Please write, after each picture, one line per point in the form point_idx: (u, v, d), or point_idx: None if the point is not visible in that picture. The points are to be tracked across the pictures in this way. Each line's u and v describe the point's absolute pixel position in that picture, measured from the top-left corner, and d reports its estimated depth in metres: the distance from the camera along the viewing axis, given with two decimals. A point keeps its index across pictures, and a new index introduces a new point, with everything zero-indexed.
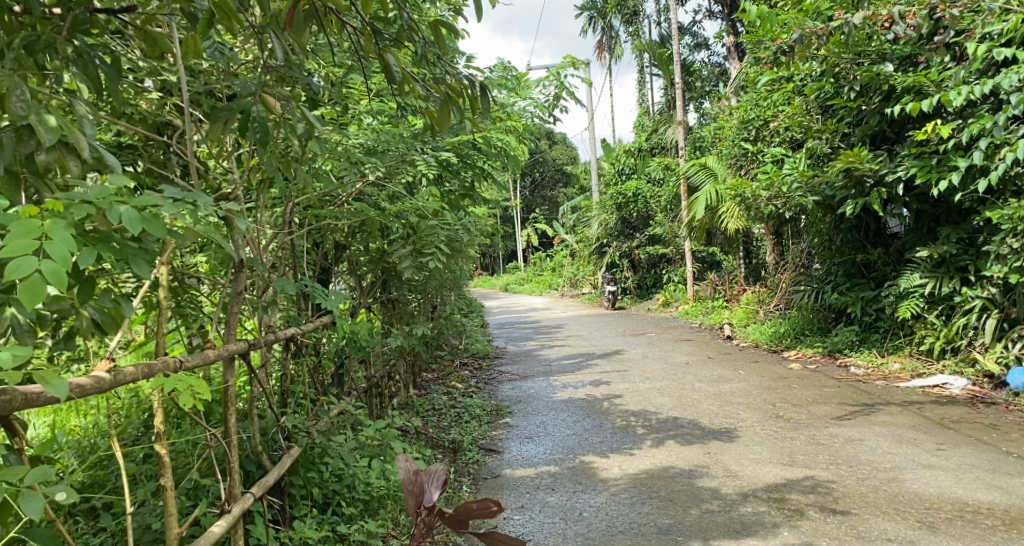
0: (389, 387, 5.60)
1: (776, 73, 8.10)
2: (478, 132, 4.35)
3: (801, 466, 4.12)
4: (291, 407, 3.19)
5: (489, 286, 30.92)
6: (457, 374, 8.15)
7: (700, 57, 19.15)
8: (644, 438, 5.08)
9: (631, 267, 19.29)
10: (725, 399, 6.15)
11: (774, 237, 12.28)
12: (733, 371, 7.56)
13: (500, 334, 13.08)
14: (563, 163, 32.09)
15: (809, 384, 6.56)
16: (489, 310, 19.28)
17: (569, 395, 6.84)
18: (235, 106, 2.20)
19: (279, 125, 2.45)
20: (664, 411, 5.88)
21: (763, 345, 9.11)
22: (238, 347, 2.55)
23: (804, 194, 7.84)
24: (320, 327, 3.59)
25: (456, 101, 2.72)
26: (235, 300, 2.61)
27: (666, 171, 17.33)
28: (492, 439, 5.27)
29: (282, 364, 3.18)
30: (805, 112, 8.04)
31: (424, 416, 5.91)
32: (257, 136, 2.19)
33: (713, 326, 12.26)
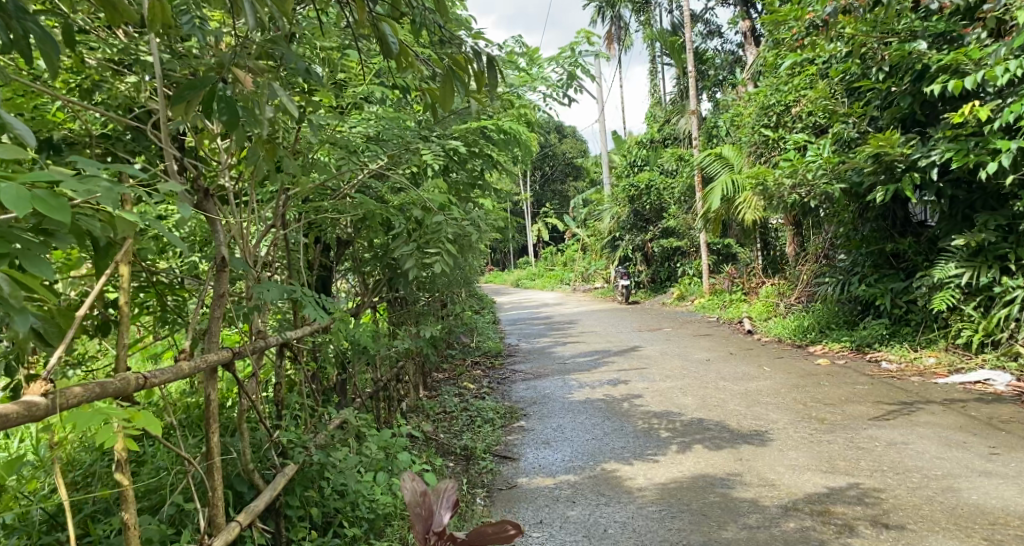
0: (397, 391, 5.31)
1: (799, 55, 7.74)
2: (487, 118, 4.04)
3: (843, 473, 3.80)
4: (287, 420, 2.90)
5: (500, 282, 30.59)
6: (469, 374, 7.87)
7: (713, 46, 18.73)
8: (669, 443, 4.77)
9: (644, 260, 18.93)
10: (751, 399, 5.83)
11: (793, 227, 11.92)
12: (758, 368, 7.23)
13: (513, 330, 12.78)
14: (574, 157, 31.71)
15: (840, 381, 6.22)
16: (500, 306, 18.97)
17: (586, 395, 6.54)
18: (202, 81, 1.91)
19: (256, 102, 2.16)
20: (688, 412, 5.57)
21: (786, 340, 8.77)
22: (221, 357, 2.26)
23: (829, 181, 7.49)
24: (319, 331, 3.30)
25: (461, 76, 2.40)
26: (217, 305, 2.33)
27: (680, 162, 16.96)
28: (508, 445, 4.98)
29: (276, 372, 2.90)
30: (831, 96, 7.69)
31: (435, 421, 5.62)
32: (225, 116, 1.93)
33: (731, 319, 11.90)
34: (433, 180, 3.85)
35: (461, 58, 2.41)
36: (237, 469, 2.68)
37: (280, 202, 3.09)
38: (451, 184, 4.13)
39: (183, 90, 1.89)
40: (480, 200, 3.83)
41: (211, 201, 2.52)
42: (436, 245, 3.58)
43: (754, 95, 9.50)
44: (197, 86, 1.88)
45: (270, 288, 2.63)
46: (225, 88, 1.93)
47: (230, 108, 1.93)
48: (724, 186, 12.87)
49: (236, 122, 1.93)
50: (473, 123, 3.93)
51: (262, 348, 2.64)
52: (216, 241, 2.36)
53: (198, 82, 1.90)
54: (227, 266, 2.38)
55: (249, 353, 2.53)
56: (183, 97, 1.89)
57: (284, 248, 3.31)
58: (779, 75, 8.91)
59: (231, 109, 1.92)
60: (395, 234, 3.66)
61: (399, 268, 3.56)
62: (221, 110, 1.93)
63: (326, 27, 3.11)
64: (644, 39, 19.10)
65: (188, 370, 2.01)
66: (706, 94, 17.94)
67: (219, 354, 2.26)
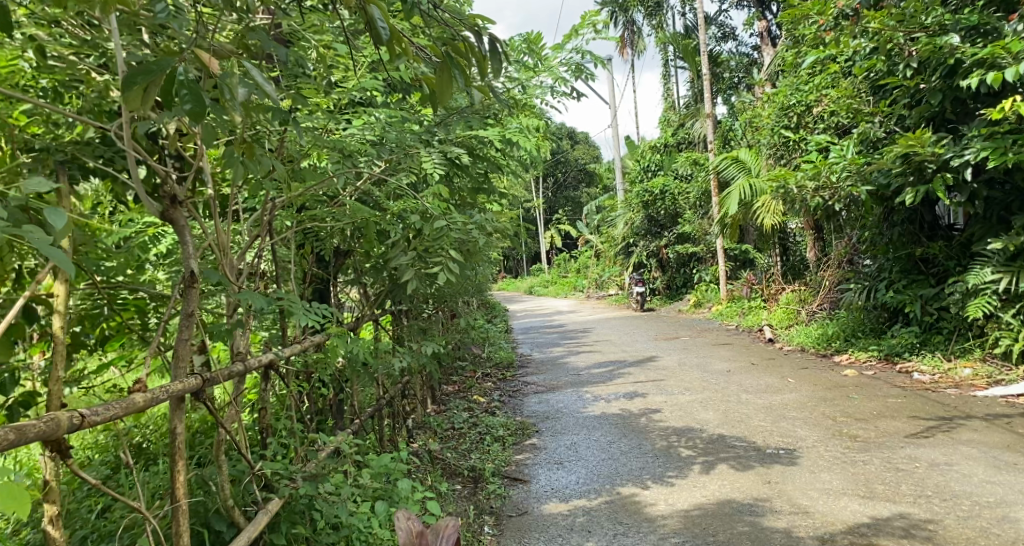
0: (401, 407, 5.05)
1: (822, 52, 7.43)
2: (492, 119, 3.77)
3: (883, 500, 3.49)
4: (271, 448, 2.66)
5: (512, 290, 30.28)
6: (479, 386, 7.57)
7: (727, 48, 18.44)
8: (691, 463, 4.46)
9: (659, 267, 18.57)
10: (777, 413, 5.51)
11: (814, 232, 11.58)
12: (781, 379, 6.90)
13: (525, 340, 12.49)
14: (586, 163, 31.42)
15: (870, 393, 5.88)
16: (513, 314, 18.67)
17: (602, 409, 6.25)
18: (159, 66, 1.61)
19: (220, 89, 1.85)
20: (710, 428, 5.25)
21: (809, 350, 8.43)
22: (190, 385, 2.01)
23: (855, 183, 7.16)
24: (310, 349, 3.05)
25: (460, 64, 2.13)
26: (185, 327, 2.07)
27: (695, 166, 16.66)
28: (518, 465, 4.69)
29: (259, 395, 2.64)
30: (856, 94, 7.37)
31: (441, 440, 5.34)
32: (187, 107, 1.64)
33: (751, 327, 11.55)
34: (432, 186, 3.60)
35: (461, 43, 2.14)
36: (215, 505, 2.44)
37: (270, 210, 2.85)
38: (453, 190, 3.87)
39: (134, 76, 1.58)
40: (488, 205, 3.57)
41: (180, 211, 2.21)
42: (432, 255, 3.33)
43: (772, 95, 9.19)
44: (153, 71, 1.59)
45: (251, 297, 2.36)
46: (185, 74, 1.65)
47: (194, 97, 1.65)
48: (741, 190, 12.54)
49: (201, 112, 1.65)
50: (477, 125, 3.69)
51: (241, 371, 2.37)
52: (184, 251, 2.10)
53: (155, 66, 1.60)
54: (197, 280, 2.12)
55: (228, 375, 2.27)
56: (134, 84, 1.58)
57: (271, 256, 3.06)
58: (800, 74, 8.59)
59: (194, 95, 1.65)
60: (389, 243, 3.43)
61: (393, 284, 3.30)
62: (183, 98, 1.64)
63: (317, 18, 2.88)
64: (657, 43, 18.83)
65: (143, 404, 1.74)
66: (721, 97, 17.59)
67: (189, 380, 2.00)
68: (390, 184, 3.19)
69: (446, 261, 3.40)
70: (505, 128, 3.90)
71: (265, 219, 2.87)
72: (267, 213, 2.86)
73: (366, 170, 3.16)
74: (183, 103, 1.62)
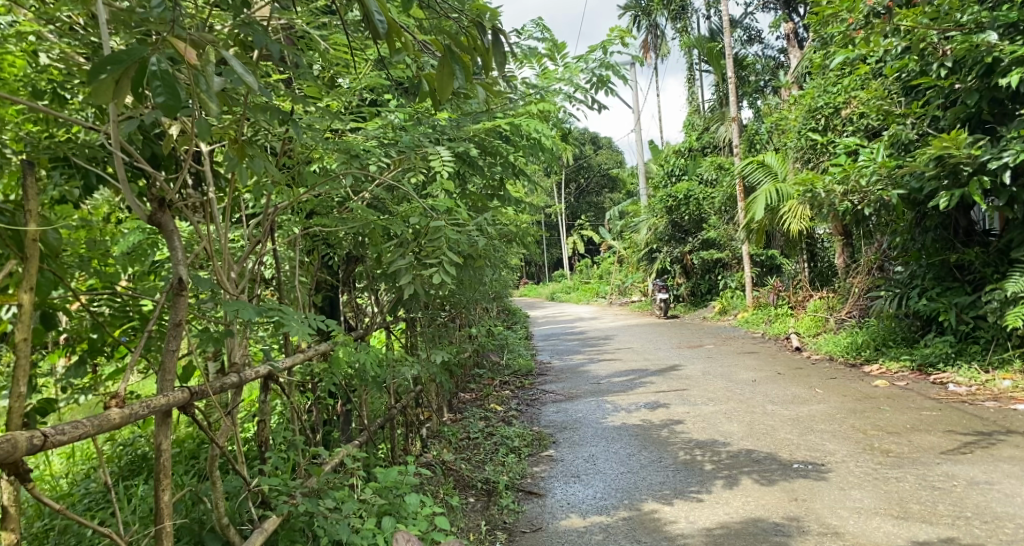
0: (414, 416, 4.92)
1: (851, 52, 7.22)
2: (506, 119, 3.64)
3: (918, 520, 3.29)
4: (269, 464, 2.55)
5: (535, 296, 30.10)
6: (497, 395, 7.43)
7: (753, 51, 18.17)
8: (714, 477, 4.27)
9: (683, 273, 18.30)
10: (804, 425, 5.29)
11: (843, 238, 11.30)
12: (809, 390, 6.67)
13: (546, 347, 12.31)
14: (609, 168, 31.20)
15: (903, 405, 5.63)
16: (534, 321, 18.49)
17: (622, 419, 6.09)
18: (128, 56, 1.55)
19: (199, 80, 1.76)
20: (734, 441, 5.06)
21: (838, 359, 8.18)
22: (177, 399, 1.92)
23: (885, 188, 6.93)
24: (313, 359, 2.95)
25: (462, 59, 2.00)
26: (172, 337, 1.97)
27: (720, 171, 16.41)
28: (534, 478, 4.55)
29: (259, 407, 2.54)
30: (887, 96, 7.11)
31: (456, 450, 5.21)
32: (160, 98, 1.56)
33: (777, 335, 11.28)
34: (440, 188, 3.46)
35: (466, 38, 2.03)
36: (211, 523, 2.36)
37: (270, 213, 2.76)
38: (464, 193, 3.72)
39: (102, 66, 1.53)
40: (494, 209, 3.41)
41: (169, 214, 2.12)
42: (433, 260, 3.17)
43: (800, 97, 8.95)
44: (120, 61, 1.54)
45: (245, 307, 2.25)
46: (158, 65, 1.56)
47: (168, 89, 1.57)
48: (767, 195, 12.27)
49: (174, 107, 1.56)
50: (488, 125, 3.54)
51: (238, 384, 2.27)
52: (172, 257, 2.00)
53: (124, 56, 1.55)
54: (187, 287, 2.02)
55: (221, 388, 2.16)
56: (101, 74, 1.52)
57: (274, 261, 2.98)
58: (828, 75, 8.35)
59: (169, 87, 1.56)
60: (391, 247, 3.30)
61: (393, 290, 3.16)
62: (156, 90, 1.56)
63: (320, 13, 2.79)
64: (681, 47, 18.63)
65: (116, 421, 1.69)
66: (747, 101, 17.30)
67: (175, 394, 1.91)
68: (393, 185, 3.08)
69: (446, 266, 3.23)
70: (519, 129, 3.75)
71: (266, 222, 2.78)
72: (268, 216, 2.76)
73: (369, 170, 3.05)
74: (156, 96, 1.55)
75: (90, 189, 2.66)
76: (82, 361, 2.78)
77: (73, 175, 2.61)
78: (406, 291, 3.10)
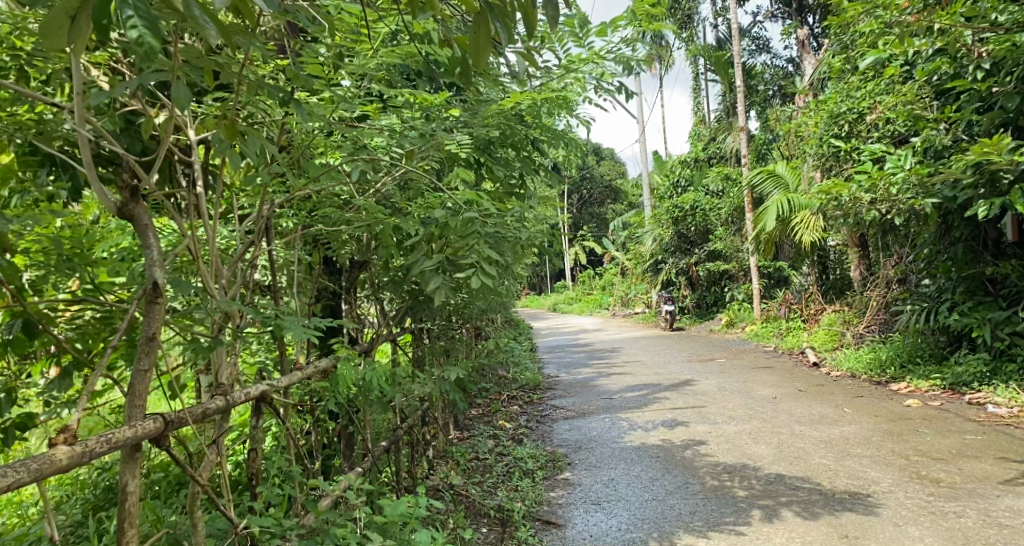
0: (421, 435, 4.56)
1: (881, 53, 6.90)
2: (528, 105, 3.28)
3: None
4: (259, 500, 2.19)
5: (536, 306, 29.70)
6: (504, 410, 7.06)
7: (762, 61, 17.89)
8: (749, 507, 3.91)
9: (689, 285, 17.93)
10: (839, 449, 4.92)
11: (859, 249, 10.99)
12: (837, 409, 6.31)
13: (551, 359, 11.95)
14: (612, 179, 30.90)
15: (942, 427, 5.27)
16: (537, 332, 18.11)
17: (640, 439, 5.73)
18: None
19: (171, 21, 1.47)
20: (765, 465, 4.70)
21: (861, 376, 7.84)
22: (147, 429, 1.54)
23: (916, 197, 6.63)
24: (312, 377, 2.57)
25: (502, 15, 1.68)
26: (143, 354, 1.60)
27: (728, 181, 16.11)
28: (552, 506, 4.18)
29: (249, 433, 2.17)
30: (919, 98, 6.74)
31: (465, 473, 4.85)
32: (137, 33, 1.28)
33: (791, 350, 10.93)
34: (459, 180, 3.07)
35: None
36: None
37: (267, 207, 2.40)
38: (483, 189, 3.33)
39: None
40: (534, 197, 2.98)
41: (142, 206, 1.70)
42: (464, 258, 2.72)
43: (819, 102, 8.60)
44: None
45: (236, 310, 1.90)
46: None
47: (146, 22, 1.29)
48: (778, 206, 11.92)
49: (156, 43, 1.29)
50: (507, 107, 3.16)
51: (225, 407, 1.89)
52: (146, 257, 1.63)
53: None
54: (162, 294, 1.65)
55: (204, 413, 1.78)
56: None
57: (271, 264, 2.63)
58: (851, 79, 8.00)
59: (147, 22, 1.29)
60: (407, 247, 2.88)
61: (415, 298, 2.73)
62: (132, 24, 1.28)
63: None
64: (688, 56, 18.36)
65: (63, 463, 1.34)
66: (755, 111, 16.98)
67: (146, 424, 1.54)
68: (402, 175, 2.72)
69: (482, 266, 2.79)
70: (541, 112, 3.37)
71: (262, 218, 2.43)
72: (262, 212, 2.41)
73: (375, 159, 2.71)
74: (129, 28, 1.26)
75: (77, 190, 2.36)
76: (68, 374, 2.39)
77: (60, 173, 2.30)
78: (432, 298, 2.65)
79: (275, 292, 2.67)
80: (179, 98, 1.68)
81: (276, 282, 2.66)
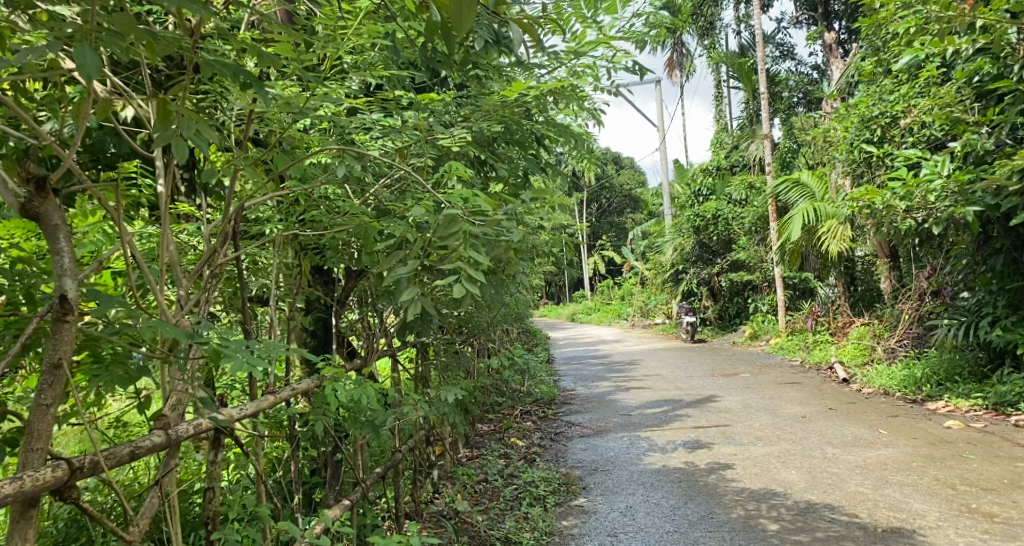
0: (424, 457, 4.27)
1: (919, 52, 6.52)
2: (536, 96, 2.95)
3: None
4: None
5: (554, 315, 29.30)
6: (517, 427, 6.74)
7: (787, 67, 17.47)
8: (780, 542, 3.55)
9: (711, 296, 17.47)
10: (877, 476, 4.53)
11: (890, 260, 10.54)
12: (871, 430, 5.92)
13: (569, 372, 11.60)
14: (632, 188, 30.46)
15: (990, 453, 4.87)
16: (555, 342, 17.73)
17: (660, 461, 5.39)
18: None
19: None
20: (795, 492, 4.34)
21: (895, 394, 7.43)
22: (47, 479, 1.34)
23: (954, 205, 6.24)
24: (287, 403, 2.28)
25: None
26: (45, 387, 1.48)
27: (751, 190, 15.70)
28: (563, 536, 3.86)
29: (206, 470, 1.93)
30: (958, 100, 6.33)
31: (472, 498, 4.54)
32: None
33: (819, 364, 10.49)
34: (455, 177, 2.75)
35: None
36: None
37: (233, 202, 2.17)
38: (487, 190, 3.01)
39: None
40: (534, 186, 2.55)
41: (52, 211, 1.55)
42: (445, 260, 2.30)
43: (849, 106, 8.18)
44: None
45: (162, 329, 1.67)
46: None
47: None
48: (804, 214, 11.49)
49: None
50: (514, 101, 2.87)
51: (165, 444, 1.61)
52: (54, 267, 1.51)
53: None
54: (72, 310, 1.52)
55: (132, 454, 1.53)
56: None
57: (238, 272, 2.36)
58: (885, 81, 7.58)
59: None
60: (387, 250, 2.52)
61: (393, 311, 2.35)
62: None
63: None
64: (709, 63, 17.99)
65: None
66: (779, 118, 16.52)
67: (41, 475, 1.33)
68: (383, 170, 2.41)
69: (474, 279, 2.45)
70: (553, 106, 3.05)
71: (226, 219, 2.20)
72: (227, 211, 2.18)
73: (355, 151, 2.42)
74: None
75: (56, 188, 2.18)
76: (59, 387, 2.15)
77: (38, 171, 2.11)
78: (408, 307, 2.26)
79: (244, 307, 2.37)
80: (79, 62, 1.40)
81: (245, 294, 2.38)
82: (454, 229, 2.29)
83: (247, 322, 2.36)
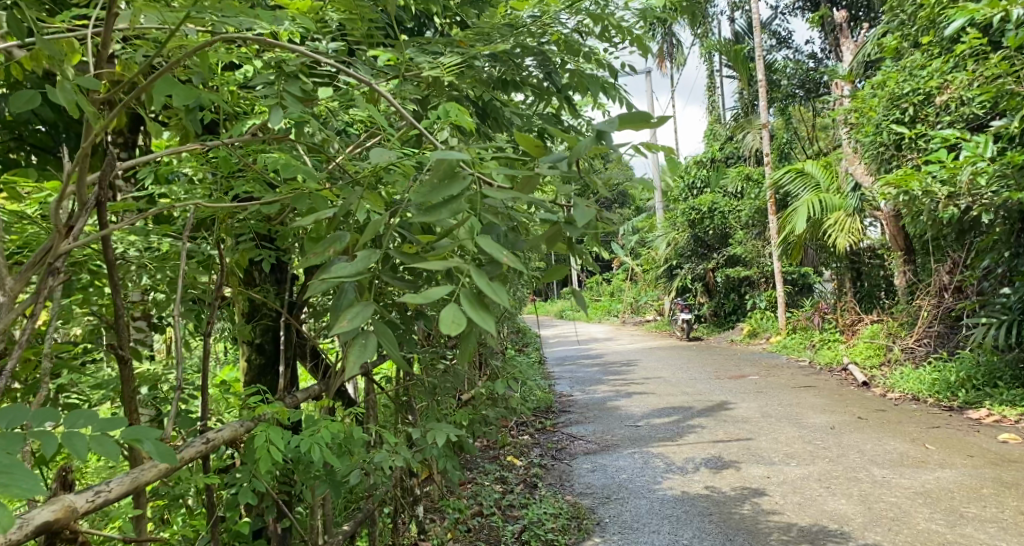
0: (407, 495, 3.49)
1: (964, 18, 5.82)
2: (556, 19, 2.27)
3: None
4: None
5: (540, 314, 28.36)
6: (513, 442, 5.97)
7: (784, 54, 16.79)
8: None
9: (705, 292, 16.75)
10: (946, 508, 3.83)
11: (905, 253, 9.90)
12: (916, 445, 5.24)
13: (563, 375, 10.80)
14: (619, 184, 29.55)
15: None
16: (544, 341, 16.87)
17: (682, 485, 4.67)
18: None
19: None
20: (854, 529, 3.63)
21: (927, 400, 6.77)
22: None
23: (1005, 190, 5.54)
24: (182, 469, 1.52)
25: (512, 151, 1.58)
26: None
27: (749, 182, 15.02)
28: None
29: None
30: (1011, 70, 5.63)
31: (466, 540, 3.79)
32: None
33: (830, 365, 9.81)
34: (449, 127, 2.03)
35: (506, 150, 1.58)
36: None
37: (84, 149, 1.49)
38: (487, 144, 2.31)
39: None
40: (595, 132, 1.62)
41: None
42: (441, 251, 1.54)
43: (871, 85, 7.43)
44: None
45: None
46: None
47: None
48: (809, 205, 10.86)
49: None
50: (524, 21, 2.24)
51: None
52: None
53: None
54: None
55: None
56: None
57: (110, 270, 1.66)
58: (914, 55, 6.86)
59: None
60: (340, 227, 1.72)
61: (330, 311, 1.60)
62: None
63: None
64: (702, 51, 17.26)
65: None
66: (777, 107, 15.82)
67: None
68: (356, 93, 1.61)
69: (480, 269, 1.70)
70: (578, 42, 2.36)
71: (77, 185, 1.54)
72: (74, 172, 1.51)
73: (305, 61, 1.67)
74: None
75: None
76: None
77: None
78: (355, 313, 1.52)
79: (118, 325, 1.69)
80: None
81: (120, 301, 1.68)
82: (458, 192, 1.53)
83: (122, 346, 1.71)
